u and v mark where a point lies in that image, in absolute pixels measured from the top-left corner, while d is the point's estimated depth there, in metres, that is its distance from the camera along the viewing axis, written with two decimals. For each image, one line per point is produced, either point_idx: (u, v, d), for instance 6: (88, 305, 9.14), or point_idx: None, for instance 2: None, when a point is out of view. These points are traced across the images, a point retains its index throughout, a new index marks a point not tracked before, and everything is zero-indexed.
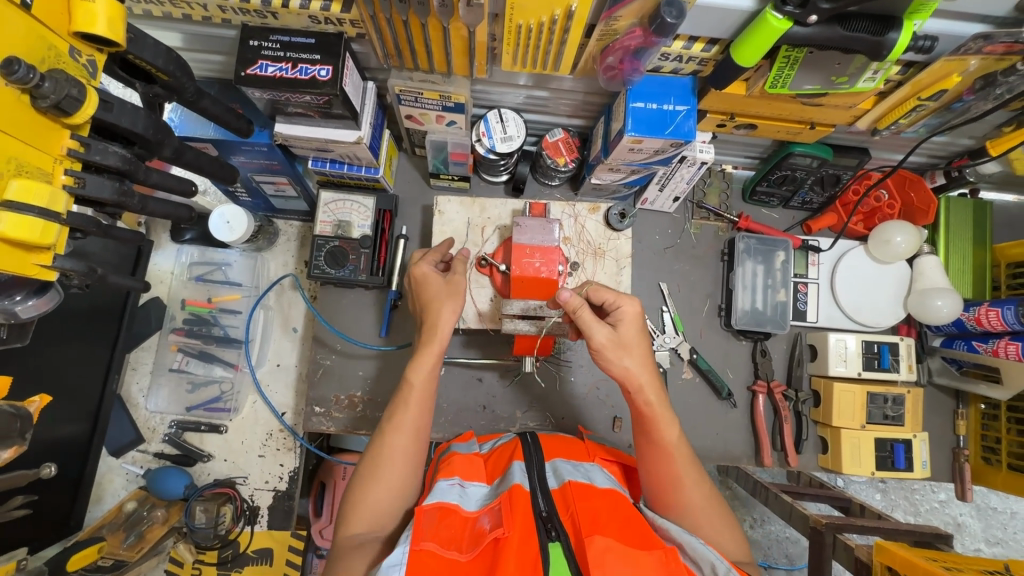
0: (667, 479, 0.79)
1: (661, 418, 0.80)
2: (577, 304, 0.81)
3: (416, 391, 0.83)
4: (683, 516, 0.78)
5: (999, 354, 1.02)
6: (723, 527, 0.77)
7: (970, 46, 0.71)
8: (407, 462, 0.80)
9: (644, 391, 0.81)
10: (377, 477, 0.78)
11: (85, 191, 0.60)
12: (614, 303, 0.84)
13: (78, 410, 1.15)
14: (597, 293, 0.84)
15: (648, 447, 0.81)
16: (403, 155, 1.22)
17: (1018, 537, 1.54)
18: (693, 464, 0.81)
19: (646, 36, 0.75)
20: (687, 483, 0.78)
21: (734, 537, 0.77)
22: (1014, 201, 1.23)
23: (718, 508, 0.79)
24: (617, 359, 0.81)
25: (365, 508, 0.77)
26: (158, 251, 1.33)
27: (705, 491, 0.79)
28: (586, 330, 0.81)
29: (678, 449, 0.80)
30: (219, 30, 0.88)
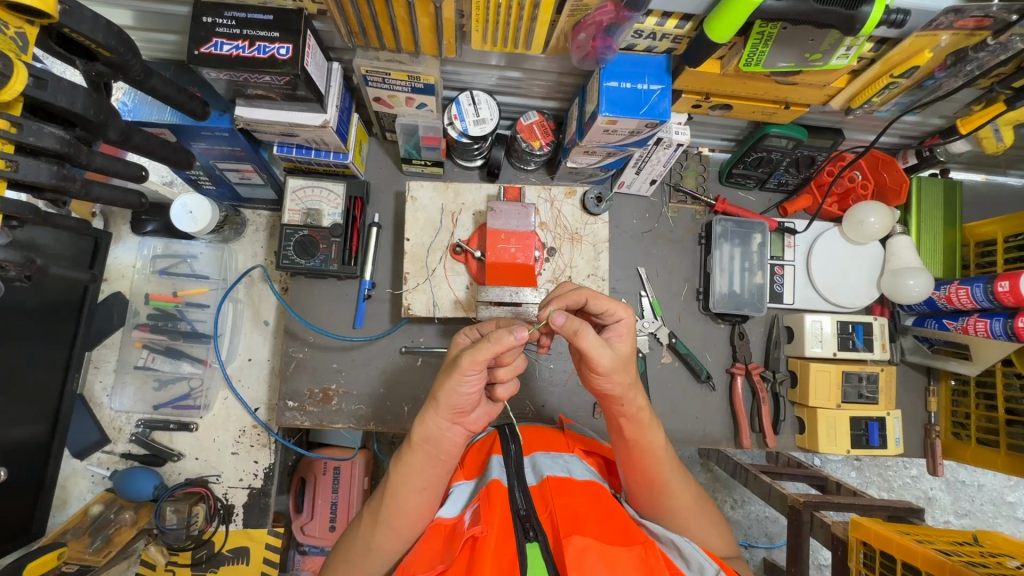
0: (656, 481, 0.77)
1: (645, 424, 0.75)
2: (579, 323, 0.66)
3: (401, 499, 0.73)
4: (669, 517, 0.79)
5: (968, 331, 1.04)
6: (710, 524, 0.80)
7: (941, 20, 0.71)
8: (385, 556, 0.74)
9: (635, 400, 0.73)
10: (349, 555, 0.76)
11: (19, 176, 0.56)
12: (613, 313, 0.72)
13: (35, 411, 1.10)
14: (593, 303, 0.71)
15: (632, 451, 0.77)
16: (374, 139, 1.18)
17: (984, 508, 1.59)
18: (679, 464, 0.80)
19: (618, 10, 0.73)
20: (674, 484, 0.78)
21: (719, 534, 0.80)
22: (982, 180, 1.25)
23: (704, 505, 0.81)
24: (621, 379, 0.70)
25: (368, 552, 0.74)
26: (119, 243, 1.27)
27: (692, 492, 0.80)
28: (593, 354, 0.67)
29: (665, 452, 0.78)
30: (170, 7, 0.82)
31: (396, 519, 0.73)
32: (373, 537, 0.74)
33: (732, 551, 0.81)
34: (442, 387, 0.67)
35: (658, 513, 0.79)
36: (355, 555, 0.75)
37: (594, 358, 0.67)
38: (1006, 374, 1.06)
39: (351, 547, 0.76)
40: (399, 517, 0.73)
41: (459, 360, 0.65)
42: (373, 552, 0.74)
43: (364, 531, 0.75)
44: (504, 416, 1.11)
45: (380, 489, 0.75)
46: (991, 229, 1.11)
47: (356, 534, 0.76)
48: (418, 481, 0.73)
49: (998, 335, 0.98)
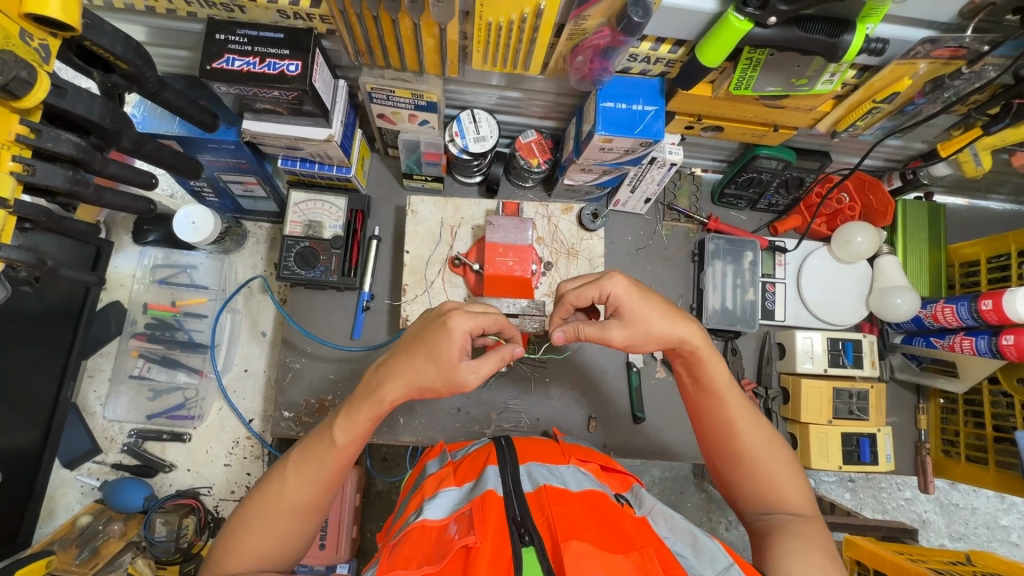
0: (722, 420, 0.79)
1: (708, 361, 0.79)
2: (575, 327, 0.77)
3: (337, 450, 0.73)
4: (740, 463, 0.77)
5: (955, 349, 1.06)
6: (786, 478, 0.75)
7: (918, 49, 0.75)
8: (299, 508, 0.72)
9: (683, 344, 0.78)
10: (267, 516, 0.71)
11: (35, 179, 0.58)
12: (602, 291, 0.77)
13: (28, 419, 1.09)
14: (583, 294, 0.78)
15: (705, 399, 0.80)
16: (376, 155, 1.21)
17: (978, 531, 1.59)
18: (750, 413, 0.79)
19: (614, 35, 0.76)
20: (742, 425, 0.78)
21: (796, 486, 0.75)
22: (966, 204, 1.29)
23: (781, 459, 0.77)
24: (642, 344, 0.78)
25: (287, 504, 0.72)
26: (119, 252, 1.28)
27: (760, 434, 0.77)
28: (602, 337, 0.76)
29: (731, 398, 0.79)
30: (184, 24, 0.85)
31: (326, 469, 0.73)
32: (301, 500, 0.72)
33: (810, 509, 0.74)
34: (431, 383, 0.71)
35: (728, 459, 0.78)
36: (274, 516, 0.71)
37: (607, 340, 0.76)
38: (992, 393, 1.09)
39: (267, 502, 0.72)
40: (329, 474, 0.74)
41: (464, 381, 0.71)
42: (301, 515, 0.73)
43: (291, 494, 0.72)
44: (500, 429, 1.11)
45: (312, 445, 0.74)
46: (974, 250, 1.15)
47: (277, 491, 0.72)
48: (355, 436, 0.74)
49: (983, 352, 1.01)
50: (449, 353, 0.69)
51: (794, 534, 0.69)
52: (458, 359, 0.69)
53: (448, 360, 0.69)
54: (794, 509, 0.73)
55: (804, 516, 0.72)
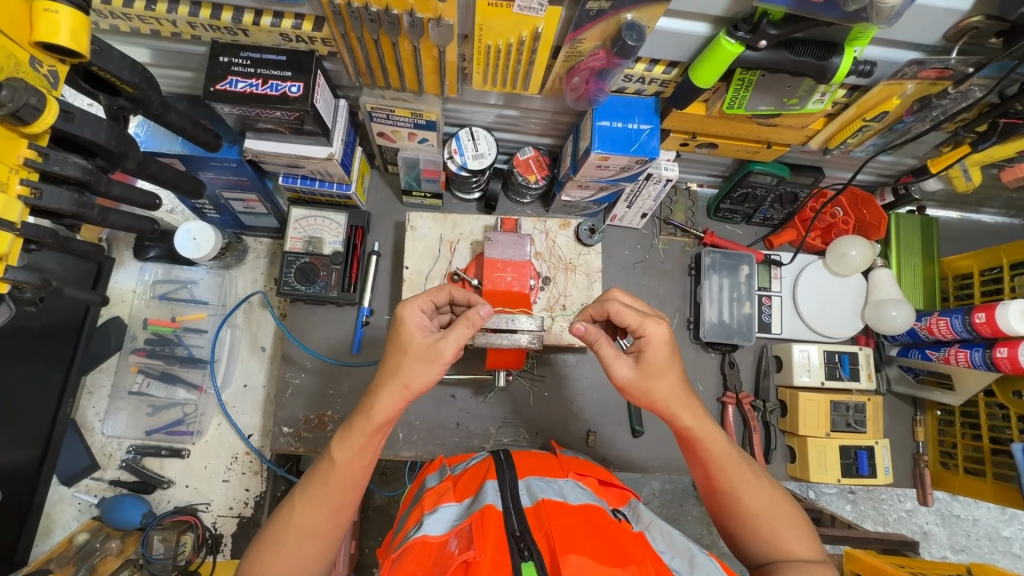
0: (722, 487, 0.77)
1: (709, 431, 0.78)
2: (597, 335, 0.76)
3: (339, 471, 0.73)
4: (741, 521, 0.76)
5: (950, 361, 1.07)
6: (790, 525, 0.74)
7: (906, 71, 0.77)
8: (316, 536, 0.72)
9: (680, 416, 0.77)
10: (282, 546, 0.71)
11: (42, 202, 0.60)
12: (640, 328, 0.76)
13: (25, 435, 1.08)
14: (618, 315, 0.76)
15: (701, 465, 0.80)
16: (376, 172, 1.23)
17: (981, 543, 1.58)
18: (750, 469, 0.78)
19: (609, 57, 0.78)
20: (742, 487, 0.76)
21: (798, 534, 0.74)
22: (958, 217, 1.31)
23: (782, 508, 0.76)
24: (653, 385, 0.75)
25: (300, 533, 0.71)
26: (120, 268, 1.29)
27: (765, 491, 0.77)
28: (608, 364, 0.76)
29: (729, 456, 0.78)
30: (188, 46, 0.87)
31: (333, 494, 0.73)
32: (315, 525, 0.72)
33: (815, 555, 0.73)
34: (415, 373, 0.72)
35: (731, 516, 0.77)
36: (290, 545, 0.71)
37: (611, 369, 0.75)
38: (988, 405, 1.09)
39: (282, 536, 0.71)
40: (337, 498, 0.73)
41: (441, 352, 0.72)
42: (318, 539, 0.72)
43: (302, 519, 0.72)
44: (500, 443, 1.11)
45: (319, 468, 0.74)
46: (967, 262, 1.16)
47: (289, 522, 0.72)
48: (351, 455, 0.73)
49: (978, 365, 1.02)
50: (410, 334, 0.73)
51: None
52: (424, 337, 0.73)
53: (415, 345, 0.72)
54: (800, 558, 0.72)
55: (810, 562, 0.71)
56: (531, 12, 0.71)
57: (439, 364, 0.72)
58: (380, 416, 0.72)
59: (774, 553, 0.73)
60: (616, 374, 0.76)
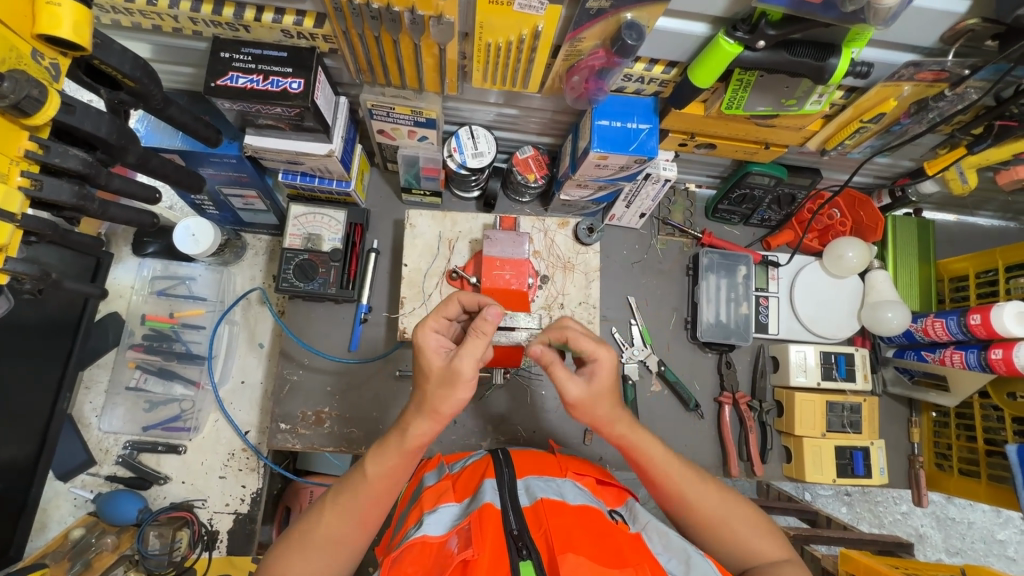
0: (672, 495, 0.79)
1: (643, 442, 0.79)
2: (552, 357, 0.75)
3: (370, 484, 0.74)
4: (700, 526, 0.78)
5: (946, 363, 1.08)
6: (751, 527, 0.77)
7: (902, 72, 0.78)
8: (339, 544, 0.73)
9: (616, 430, 0.78)
10: (306, 549, 0.72)
11: (43, 194, 0.60)
12: (593, 353, 0.76)
13: (22, 430, 1.08)
14: (575, 342, 0.75)
15: (647, 478, 0.81)
16: (375, 169, 1.23)
17: (975, 546, 1.59)
18: (697, 474, 0.80)
19: (608, 56, 0.78)
20: (692, 495, 0.78)
21: (760, 533, 0.77)
22: (954, 220, 1.31)
23: (735, 509, 0.79)
24: (598, 408, 0.76)
25: (321, 540, 0.73)
26: (118, 264, 1.29)
27: (716, 495, 0.79)
28: (560, 387, 0.75)
29: (672, 465, 0.80)
30: (190, 42, 0.87)
31: (359, 505, 0.74)
32: (339, 533, 0.73)
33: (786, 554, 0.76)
34: (439, 398, 0.69)
35: (689, 522, 0.79)
36: (313, 549, 0.72)
37: (562, 389, 0.75)
38: (983, 406, 1.10)
39: (305, 540, 0.73)
40: (364, 509, 0.74)
41: (462, 373, 0.67)
42: (340, 547, 0.73)
43: (326, 526, 0.74)
44: (497, 441, 1.12)
45: (351, 479, 0.76)
46: (963, 265, 1.17)
47: (314, 526, 0.74)
48: (383, 469, 0.74)
49: (973, 366, 1.02)
50: (427, 360, 0.71)
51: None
52: (438, 362, 0.71)
53: (435, 370, 0.70)
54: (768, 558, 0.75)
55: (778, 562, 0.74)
56: (531, 11, 0.71)
57: (464, 384, 0.68)
58: (416, 439, 0.72)
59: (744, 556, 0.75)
60: (566, 393, 0.75)
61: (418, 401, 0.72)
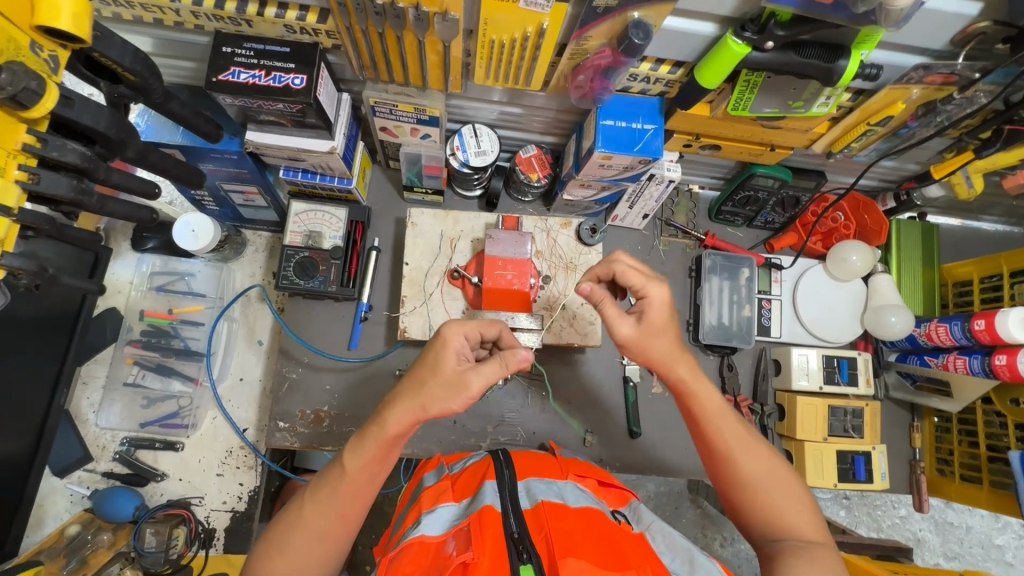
0: (719, 451, 0.76)
1: (702, 388, 0.78)
2: (601, 295, 0.76)
3: (349, 479, 0.72)
4: (738, 488, 0.75)
5: (948, 368, 1.07)
6: (791, 498, 0.74)
7: (912, 75, 0.77)
8: (320, 540, 0.72)
9: (675, 371, 0.77)
10: (287, 546, 0.71)
11: (40, 188, 0.59)
12: (641, 290, 0.77)
13: (21, 424, 1.08)
14: (623, 276, 0.77)
15: (694, 421, 0.79)
16: (377, 167, 1.23)
17: (974, 550, 1.58)
18: (747, 433, 0.77)
19: (615, 55, 0.78)
20: (738, 457, 0.75)
21: (800, 509, 0.73)
22: (959, 224, 1.31)
23: (782, 479, 0.75)
24: (654, 344, 0.77)
25: (303, 536, 0.71)
26: (117, 259, 1.28)
27: (765, 458, 0.75)
28: (610, 323, 0.77)
29: (725, 411, 0.78)
30: (191, 36, 0.86)
31: (337, 502, 0.72)
32: (321, 527, 0.72)
33: (819, 536, 0.72)
34: (437, 396, 0.68)
35: (730, 483, 0.76)
36: (295, 545, 0.71)
37: (613, 327, 0.77)
38: (985, 412, 1.10)
39: (287, 536, 0.72)
40: (346, 503, 0.72)
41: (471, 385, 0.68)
42: (324, 541, 0.72)
43: (307, 521, 0.72)
44: (496, 442, 1.11)
45: (330, 474, 0.74)
46: (967, 269, 1.16)
47: (296, 522, 0.72)
48: (359, 464, 0.72)
49: (976, 372, 1.02)
50: (445, 359, 0.70)
51: (801, 559, 0.68)
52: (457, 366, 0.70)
53: (446, 370, 0.69)
54: (801, 535, 0.71)
55: (813, 543, 0.71)
56: (537, 8, 0.70)
57: (466, 399, 0.68)
58: (393, 430, 0.70)
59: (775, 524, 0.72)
60: (617, 333, 0.77)
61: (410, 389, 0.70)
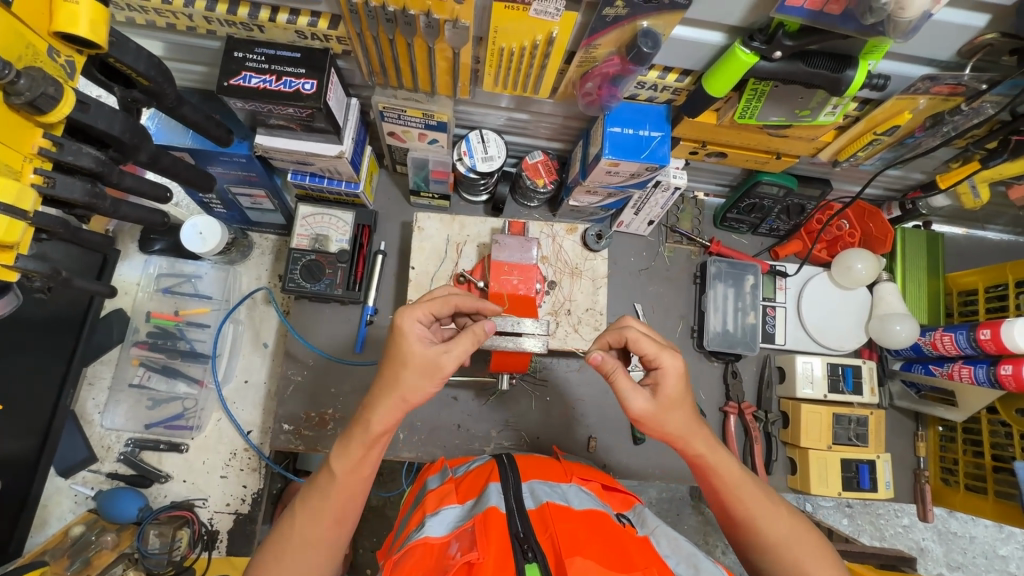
0: (740, 520, 0.76)
1: (719, 460, 0.78)
2: (614, 364, 0.75)
3: (340, 484, 0.73)
4: (763, 552, 0.74)
5: (954, 377, 1.07)
6: (813, 555, 0.73)
7: (919, 85, 0.78)
8: (315, 549, 0.72)
9: (692, 444, 0.77)
10: (285, 555, 0.71)
11: (55, 191, 0.60)
12: (654, 359, 0.76)
13: (26, 424, 1.08)
14: (636, 344, 0.76)
15: (714, 494, 0.79)
16: (384, 171, 1.23)
17: (977, 561, 1.57)
18: (765, 495, 0.77)
19: (623, 64, 0.78)
20: (760, 521, 0.75)
21: (822, 561, 0.72)
22: (963, 233, 1.31)
23: (803, 535, 0.75)
24: (668, 420, 0.75)
25: (298, 546, 0.71)
26: (124, 260, 1.29)
27: (784, 517, 0.75)
28: (623, 397, 0.75)
29: (744, 478, 0.78)
30: (203, 41, 0.87)
31: (327, 508, 0.72)
32: (316, 535, 0.72)
33: None
34: (412, 386, 0.70)
35: (756, 547, 0.75)
36: (292, 557, 0.71)
37: (626, 401, 0.75)
38: (991, 422, 1.10)
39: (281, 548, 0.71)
40: (338, 507, 0.73)
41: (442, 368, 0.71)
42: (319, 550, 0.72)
43: (303, 530, 0.72)
44: (500, 447, 1.11)
45: (321, 479, 0.74)
46: (972, 279, 1.16)
47: (292, 531, 0.72)
48: (350, 464, 0.72)
49: (982, 381, 1.01)
50: (409, 346, 0.70)
51: None
52: (424, 349, 0.70)
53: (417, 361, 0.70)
54: None
55: None
56: (547, 17, 0.71)
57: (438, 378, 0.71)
58: (379, 427, 0.71)
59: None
60: (631, 408, 0.75)
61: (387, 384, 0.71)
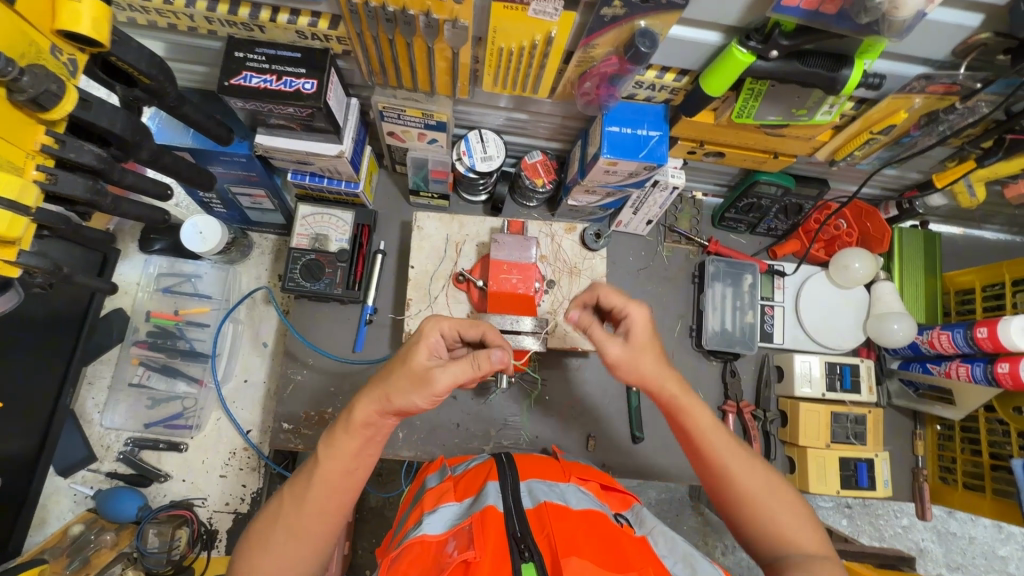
0: (716, 470, 0.76)
1: (693, 408, 0.77)
2: (588, 321, 0.80)
3: (324, 473, 0.72)
4: (739, 506, 0.74)
5: (951, 375, 1.07)
6: (791, 514, 0.72)
7: (914, 85, 0.78)
8: (303, 539, 0.71)
9: (665, 390, 0.78)
10: (270, 544, 0.70)
11: (57, 188, 0.61)
12: (622, 311, 0.80)
13: (26, 422, 1.08)
14: (605, 298, 0.81)
15: (691, 442, 0.79)
16: (384, 171, 1.24)
17: (977, 561, 1.57)
18: (741, 448, 0.77)
19: (621, 63, 0.79)
20: (735, 472, 0.75)
21: (801, 522, 0.71)
22: (960, 233, 1.31)
23: (781, 493, 0.74)
24: (640, 366, 0.78)
25: (284, 534, 0.70)
26: (125, 260, 1.29)
27: (761, 474, 0.75)
28: (599, 346, 0.79)
29: (721, 432, 0.78)
30: (205, 41, 0.88)
31: (321, 498, 0.72)
32: (302, 524, 0.71)
33: (825, 550, 0.69)
34: (399, 389, 0.70)
35: (732, 500, 0.75)
36: (278, 544, 0.70)
37: (603, 350, 0.79)
38: (988, 420, 1.10)
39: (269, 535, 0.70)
40: (324, 499, 0.72)
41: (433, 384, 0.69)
42: (303, 542, 0.71)
43: (291, 518, 0.71)
44: (499, 446, 1.11)
45: (307, 468, 0.74)
46: (969, 278, 1.17)
47: (279, 518, 0.72)
48: (340, 457, 0.72)
49: (979, 380, 1.02)
50: (415, 353, 0.71)
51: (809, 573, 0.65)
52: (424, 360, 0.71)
53: (415, 364, 0.71)
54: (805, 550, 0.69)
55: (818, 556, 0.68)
56: (545, 17, 0.72)
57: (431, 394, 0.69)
58: (361, 420, 0.72)
59: (777, 543, 0.70)
60: (606, 355, 0.79)
61: (376, 386, 0.72)
